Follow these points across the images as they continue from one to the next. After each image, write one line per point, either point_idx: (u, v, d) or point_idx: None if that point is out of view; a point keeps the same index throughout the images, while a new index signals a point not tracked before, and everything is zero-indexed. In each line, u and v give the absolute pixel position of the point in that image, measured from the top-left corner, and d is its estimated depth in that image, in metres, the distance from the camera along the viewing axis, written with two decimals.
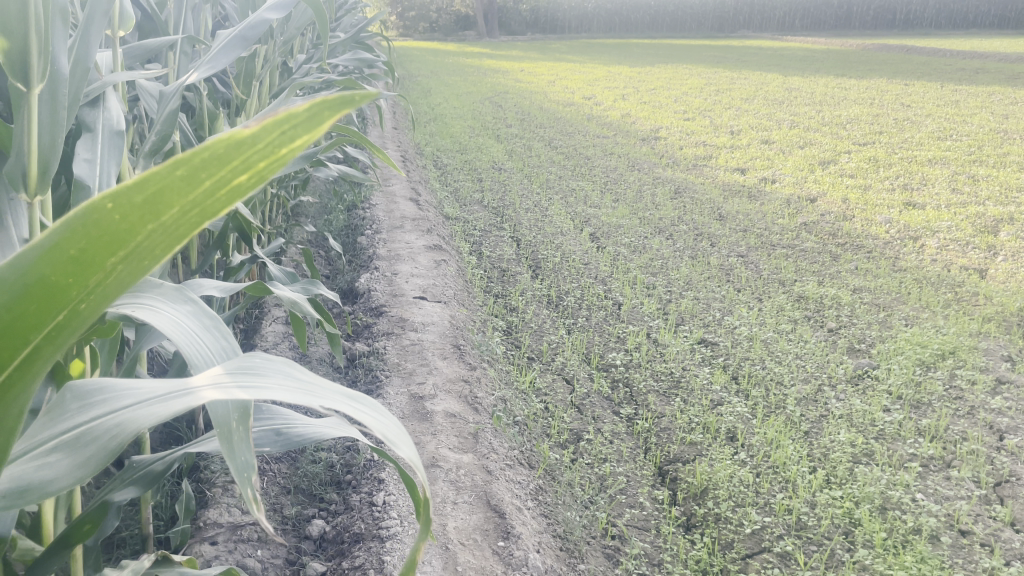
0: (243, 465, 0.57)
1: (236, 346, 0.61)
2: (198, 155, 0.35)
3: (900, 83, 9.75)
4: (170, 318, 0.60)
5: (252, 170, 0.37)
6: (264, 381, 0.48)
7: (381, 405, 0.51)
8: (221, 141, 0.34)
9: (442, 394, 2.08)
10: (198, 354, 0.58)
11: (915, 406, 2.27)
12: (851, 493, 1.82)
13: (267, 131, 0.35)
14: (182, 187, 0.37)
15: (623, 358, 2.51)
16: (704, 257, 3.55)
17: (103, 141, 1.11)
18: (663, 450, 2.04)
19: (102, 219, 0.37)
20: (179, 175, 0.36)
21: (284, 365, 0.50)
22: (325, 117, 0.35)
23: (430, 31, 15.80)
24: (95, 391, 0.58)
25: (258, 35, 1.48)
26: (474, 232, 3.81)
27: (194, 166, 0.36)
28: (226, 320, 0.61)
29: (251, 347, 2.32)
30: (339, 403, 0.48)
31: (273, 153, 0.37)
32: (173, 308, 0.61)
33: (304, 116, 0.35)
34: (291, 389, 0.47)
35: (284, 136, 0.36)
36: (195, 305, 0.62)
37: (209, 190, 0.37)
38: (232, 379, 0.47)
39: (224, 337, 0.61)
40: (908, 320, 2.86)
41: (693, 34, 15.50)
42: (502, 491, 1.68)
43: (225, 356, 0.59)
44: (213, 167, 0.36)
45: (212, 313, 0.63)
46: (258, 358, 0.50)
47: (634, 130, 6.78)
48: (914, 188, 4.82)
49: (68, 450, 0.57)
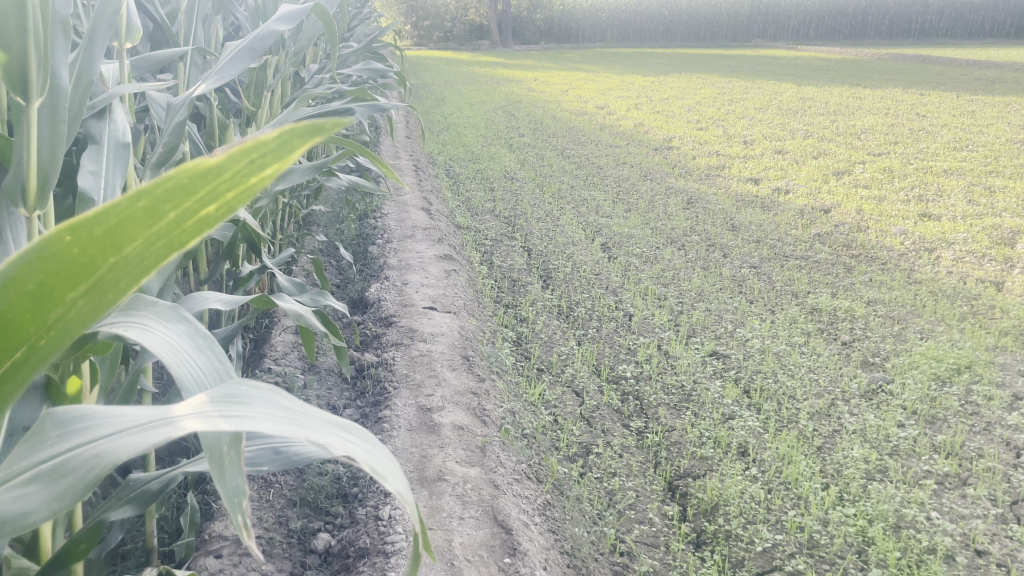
0: (233, 491, 0.56)
1: (230, 368, 0.60)
2: (160, 187, 0.38)
3: (915, 93, 9.69)
4: (161, 340, 0.59)
5: (219, 201, 0.39)
6: (249, 411, 0.46)
7: (373, 436, 0.49)
8: (182, 171, 0.37)
9: (450, 406, 2.06)
10: (188, 376, 0.56)
11: (930, 421, 2.24)
12: (864, 511, 1.80)
13: (230, 162, 0.37)
14: (149, 216, 0.39)
15: (634, 370, 2.49)
16: (716, 268, 3.52)
17: (109, 152, 1.10)
18: (673, 465, 2.02)
19: (74, 247, 0.41)
20: (142, 205, 0.39)
21: (272, 393, 0.49)
22: (291, 149, 0.37)
23: (443, 41, 15.87)
24: (76, 419, 0.57)
25: (267, 46, 1.48)
26: (485, 242, 3.80)
27: (157, 196, 0.38)
28: (220, 341, 0.60)
29: (259, 358, 2.32)
30: (326, 433, 0.46)
31: (242, 186, 0.39)
32: (165, 329, 0.60)
33: (269, 149, 0.37)
34: (277, 420, 0.45)
35: (251, 167, 0.38)
36: (189, 325, 0.61)
37: (177, 219, 0.40)
38: (214, 407, 0.46)
39: (218, 358, 0.60)
40: (923, 334, 2.82)
41: (706, 44, 15.48)
42: (509, 507, 1.66)
43: (218, 378, 0.58)
44: (177, 199, 0.39)
45: (205, 332, 0.61)
46: (243, 386, 0.49)
47: (647, 140, 6.76)
48: (930, 199, 4.77)
49: (45, 481, 0.55)
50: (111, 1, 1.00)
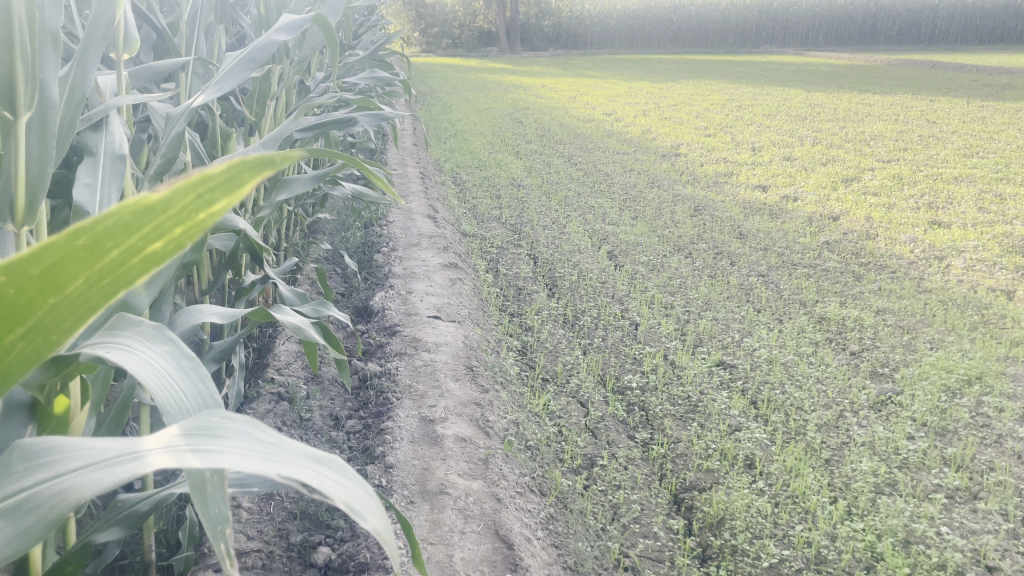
0: (217, 518, 0.55)
1: (214, 390, 0.59)
2: (101, 225, 0.39)
3: (925, 99, 9.64)
4: (144, 361, 0.57)
5: (165, 236, 0.41)
6: (223, 444, 0.45)
7: (350, 471, 0.47)
8: (125, 209, 0.38)
9: (453, 417, 2.04)
10: (171, 401, 0.55)
11: (940, 434, 2.21)
12: (873, 526, 1.77)
13: (175, 198, 0.38)
14: (95, 251, 0.40)
15: (640, 380, 2.46)
16: (724, 276, 3.50)
17: (105, 164, 1.09)
18: (679, 478, 1.99)
19: (14, 288, 0.41)
20: (82, 244, 0.39)
21: (247, 425, 0.48)
22: (238, 183, 0.38)
23: (452, 48, 15.89)
24: (44, 451, 0.54)
25: (267, 56, 1.47)
26: (491, 250, 3.78)
27: (99, 234, 0.39)
28: (204, 363, 0.59)
29: (262, 368, 2.31)
30: (301, 467, 0.45)
31: (188, 221, 0.40)
32: (149, 351, 0.59)
33: (216, 182, 0.38)
34: (251, 454, 0.44)
35: (198, 202, 0.39)
36: (173, 346, 0.60)
37: (123, 254, 0.41)
38: (186, 442, 0.45)
39: (202, 381, 0.59)
40: (933, 344, 2.79)
41: (714, 51, 15.47)
42: (512, 521, 1.64)
43: (201, 402, 0.57)
44: (121, 236, 0.40)
45: (190, 353, 0.60)
46: (218, 417, 0.48)
47: (655, 147, 6.74)
48: (940, 206, 4.73)
49: (8, 517, 0.53)
50: (106, 12, 0.99)
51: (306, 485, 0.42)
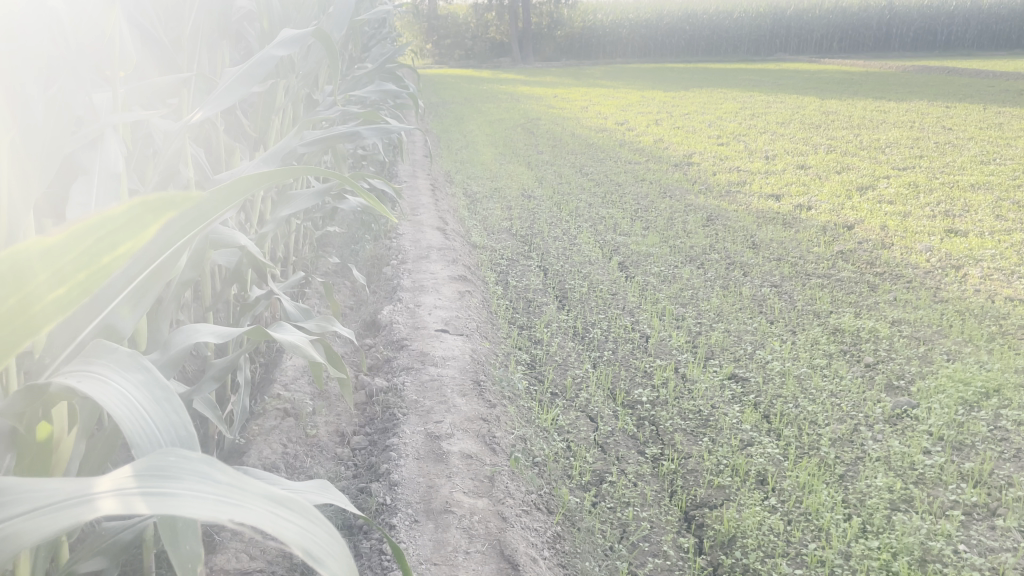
0: (188, 552, 0.65)
1: (188, 421, 0.57)
2: (31, 258, 0.51)
3: (941, 106, 9.56)
4: (113, 392, 0.56)
5: (81, 264, 0.54)
6: (176, 486, 0.50)
7: (306, 503, 0.52)
8: (49, 242, 0.50)
9: (459, 433, 2.02)
10: (138, 435, 0.54)
11: (957, 448, 2.17)
12: (888, 544, 1.72)
13: (90, 230, 0.51)
14: (20, 283, 0.52)
15: (649, 395, 2.43)
16: (736, 287, 3.46)
17: (99, 183, 1.08)
18: (689, 494, 1.96)
19: None
20: (12, 274, 0.51)
21: (202, 464, 0.52)
22: (139, 220, 0.52)
23: (464, 60, 15.93)
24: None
25: (267, 71, 1.46)
26: (501, 262, 3.76)
27: (28, 267, 0.51)
28: (177, 392, 0.58)
29: (269, 383, 2.30)
30: (256, 508, 0.49)
31: (100, 253, 0.53)
32: (121, 381, 0.58)
33: (123, 218, 0.51)
34: (205, 498, 0.49)
35: (107, 237, 0.52)
36: (147, 374, 0.59)
37: (46, 281, 0.53)
38: (143, 486, 0.49)
39: (176, 412, 0.57)
40: (949, 355, 2.74)
41: (727, 60, 15.41)
42: (517, 540, 1.61)
43: (171, 435, 0.56)
44: (42, 272, 0.52)
45: (165, 383, 0.59)
46: (173, 456, 0.52)
47: (667, 156, 6.71)
48: (957, 215, 4.67)
49: None
50: None
51: (257, 530, 0.47)
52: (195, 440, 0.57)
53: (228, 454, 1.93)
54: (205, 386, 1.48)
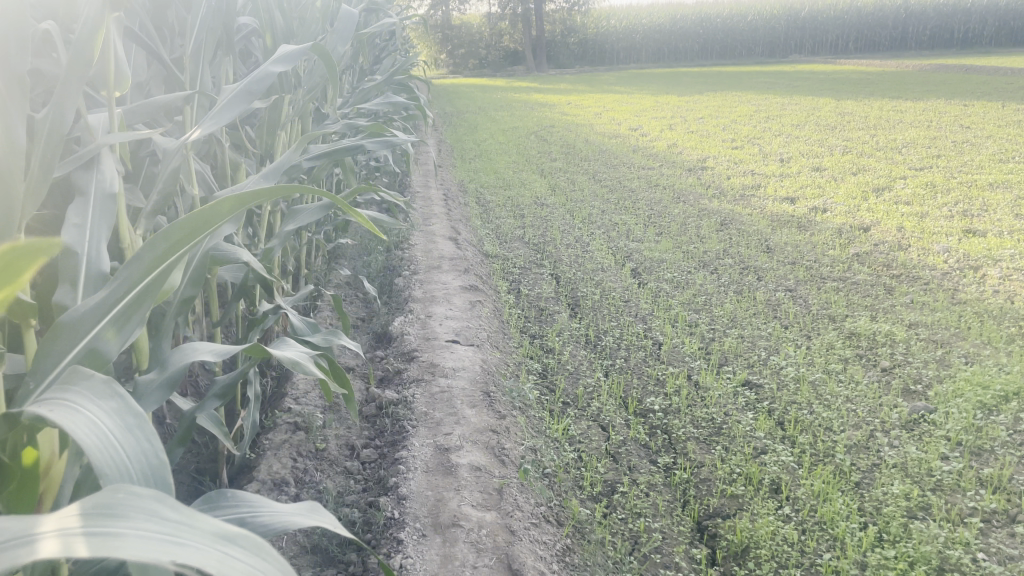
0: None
1: (159, 447, 0.61)
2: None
3: (959, 104, 9.46)
4: (88, 420, 0.60)
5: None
6: (123, 523, 0.50)
7: (258, 540, 0.52)
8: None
9: (468, 446, 2.01)
10: (106, 463, 0.57)
11: (976, 453, 2.13)
12: (905, 553, 1.69)
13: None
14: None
15: (662, 403, 2.41)
16: (750, 292, 3.43)
17: (95, 205, 1.08)
18: (702, 504, 1.93)
19: None
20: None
21: (152, 501, 0.52)
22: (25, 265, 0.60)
23: (478, 69, 15.99)
24: None
25: (264, 88, 1.46)
26: (513, 271, 3.75)
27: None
28: (150, 420, 0.61)
29: (279, 397, 2.30)
30: (206, 547, 0.49)
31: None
32: (92, 410, 0.61)
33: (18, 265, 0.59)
34: (150, 537, 0.49)
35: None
36: (121, 403, 0.63)
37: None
38: (88, 524, 0.49)
39: (148, 439, 0.61)
40: (967, 358, 2.70)
41: (741, 62, 15.35)
42: (525, 554, 1.59)
43: (142, 464, 0.59)
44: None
45: (137, 410, 0.63)
46: (121, 493, 0.53)
47: (681, 161, 6.68)
48: (975, 215, 4.61)
49: None
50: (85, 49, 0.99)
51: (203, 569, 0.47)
52: (166, 467, 0.60)
53: (238, 469, 1.93)
54: (207, 404, 1.47)
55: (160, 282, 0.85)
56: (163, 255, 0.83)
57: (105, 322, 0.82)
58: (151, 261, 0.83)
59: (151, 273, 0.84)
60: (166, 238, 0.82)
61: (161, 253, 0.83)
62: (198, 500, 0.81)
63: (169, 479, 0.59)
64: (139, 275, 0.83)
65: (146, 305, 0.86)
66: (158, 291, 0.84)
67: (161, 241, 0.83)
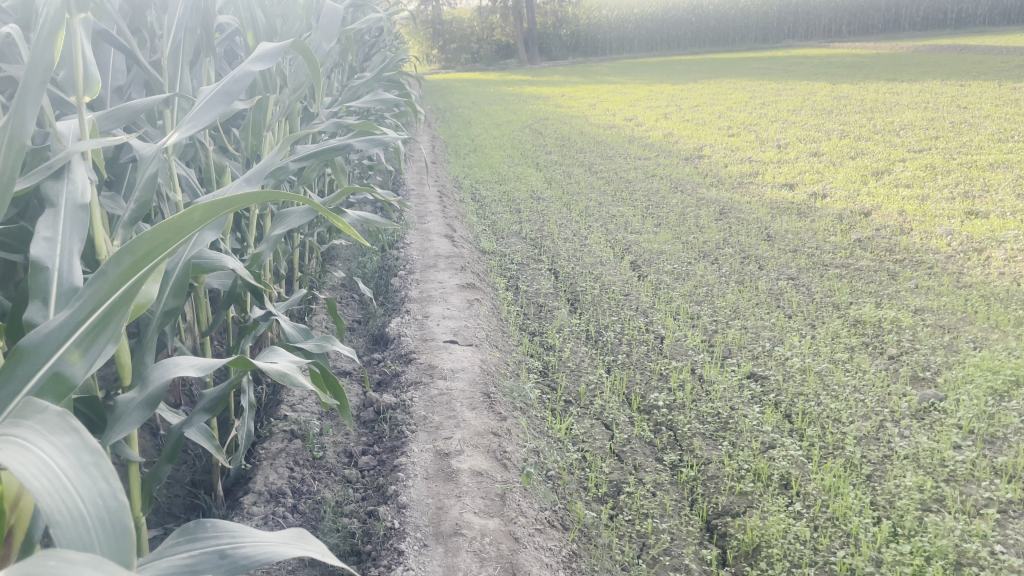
0: None
1: (117, 488, 0.59)
2: None
3: (955, 84, 9.39)
4: (38, 459, 0.58)
5: None
6: None
7: None
8: None
9: (469, 450, 1.97)
10: (56, 510, 0.55)
11: (989, 441, 2.08)
12: (921, 548, 1.64)
13: None
14: None
15: (666, 398, 2.36)
16: (752, 281, 3.38)
17: (67, 216, 1.02)
18: (710, 502, 1.88)
19: None
20: None
21: (89, 569, 0.51)
22: None
23: (470, 64, 15.94)
24: None
25: (243, 88, 1.41)
26: (511, 266, 3.70)
27: None
28: (106, 458, 0.59)
29: (275, 405, 2.25)
30: None
31: None
32: (43, 448, 0.59)
33: None
34: None
35: None
36: (76, 439, 0.61)
37: None
38: None
39: (106, 479, 0.59)
40: (976, 343, 2.65)
41: (734, 49, 15.25)
42: (530, 563, 1.55)
43: (99, 506, 0.57)
44: None
45: (93, 446, 0.61)
46: (52, 561, 0.52)
47: (677, 150, 6.63)
48: (976, 196, 4.56)
49: None
50: (44, 50, 0.94)
51: None
52: (126, 508, 0.58)
53: (233, 481, 1.89)
54: (195, 419, 1.41)
55: (128, 298, 0.82)
56: (128, 270, 0.80)
57: (68, 345, 0.78)
58: (116, 276, 0.80)
59: (116, 291, 0.81)
60: (132, 252, 0.80)
61: (127, 267, 0.81)
62: (179, 530, 0.81)
63: (130, 525, 0.58)
64: (105, 291, 0.80)
65: (115, 325, 0.82)
66: (126, 308, 0.81)
67: (127, 255, 0.81)
